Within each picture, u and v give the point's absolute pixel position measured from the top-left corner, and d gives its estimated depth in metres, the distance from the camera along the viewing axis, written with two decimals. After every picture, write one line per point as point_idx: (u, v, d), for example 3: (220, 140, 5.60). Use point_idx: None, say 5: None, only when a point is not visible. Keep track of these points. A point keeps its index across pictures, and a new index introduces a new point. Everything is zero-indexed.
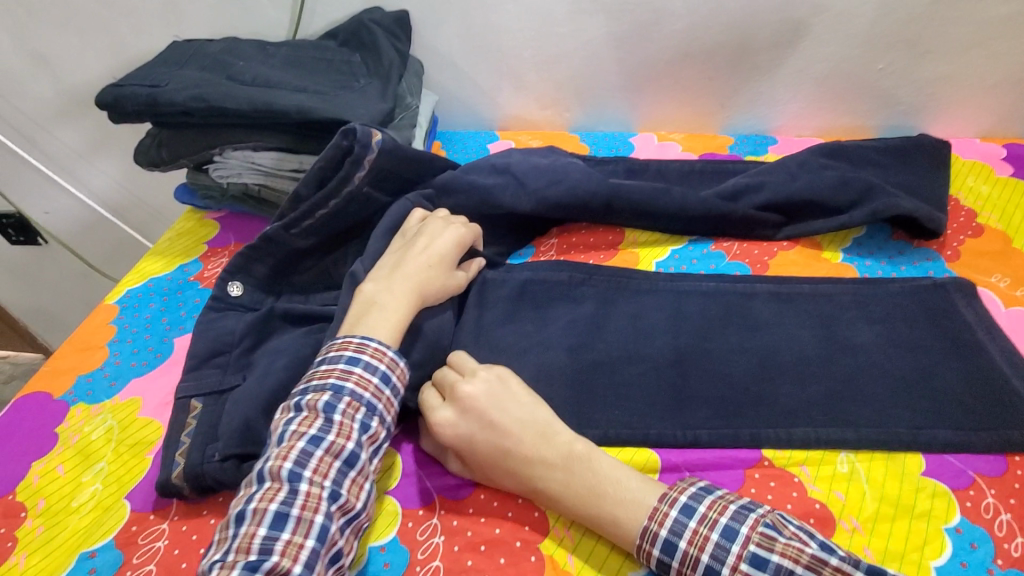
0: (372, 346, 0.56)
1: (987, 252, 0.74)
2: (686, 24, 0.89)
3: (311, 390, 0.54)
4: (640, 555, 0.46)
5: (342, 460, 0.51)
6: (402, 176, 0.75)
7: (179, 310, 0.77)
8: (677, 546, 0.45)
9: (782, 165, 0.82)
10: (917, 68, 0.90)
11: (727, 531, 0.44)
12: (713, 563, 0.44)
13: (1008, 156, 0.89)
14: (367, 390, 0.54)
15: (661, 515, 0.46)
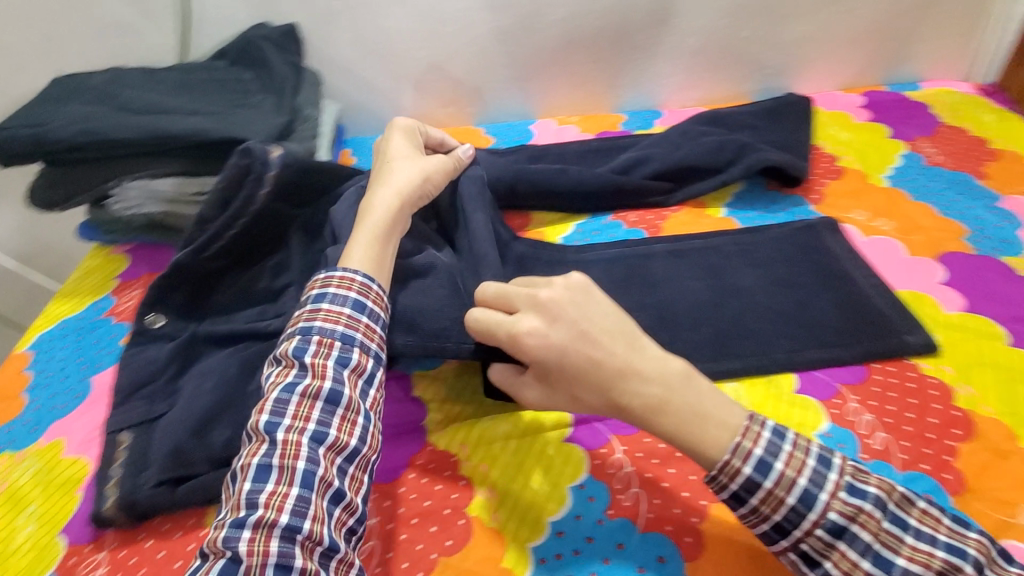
0: (339, 277, 0.58)
1: (847, 191, 0.83)
2: (566, 12, 0.95)
3: (283, 341, 0.56)
4: (725, 469, 0.45)
5: (323, 398, 0.51)
6: (310, 189, 0.76)
7: (96, 347, 0.77)
8: (774, 467, 0.44)
9: (667, 136, 0.89)
10: (777, 33, 0.99)
11: (820, 459, 0.45)
12: (810, 487, 0.44)
13: (864, 104, 1.00)
14: (338, 324, 0.56)
15: (754, 433, 0.46)
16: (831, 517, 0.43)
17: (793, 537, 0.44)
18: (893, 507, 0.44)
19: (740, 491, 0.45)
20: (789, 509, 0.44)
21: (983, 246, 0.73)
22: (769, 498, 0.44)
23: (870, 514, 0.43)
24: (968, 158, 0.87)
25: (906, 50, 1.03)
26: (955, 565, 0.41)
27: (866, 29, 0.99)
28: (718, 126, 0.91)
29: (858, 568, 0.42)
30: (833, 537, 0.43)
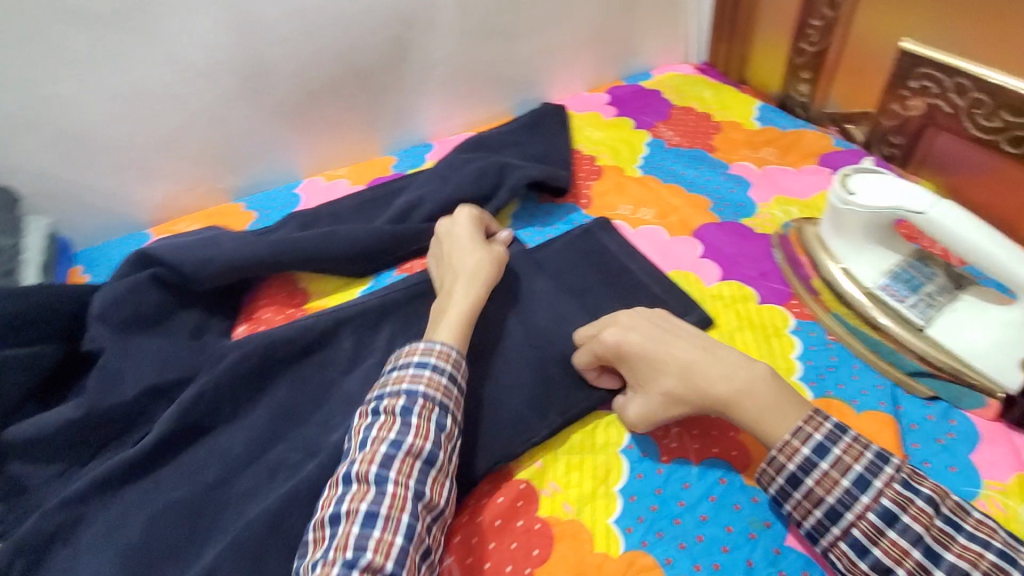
0: (437, 349, 0.54)
1: (610, 189, 0.87)
2: (294, 66, 0.88)
3: (387, 395, 0.52)
4: (784, 448, 0.46)
5: (421, 459, 0.48)
6: (35, 326, 0.64)
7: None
8: (835, 450, 0.45)
9: (434, 172, 0.86)
10: (515, 49, 1.02)
11: (878, 453, 0.45)
12: (865, 473, 0.44)
13: (609, 100, 1.08)
14: (438, 387, 0.52)
15: (816, 421, 0.46)
16: (884, 504, 0.42)
17: (844, 521, 0.44)
18: (945, 507, 0.42)
19: (796, 472, 0.46)
20: (843, 491, 0.44)
21: (725, 214, 0.80)
22: (824, 479, 0.45)
23: (918, 512, 0.42)
24: (699, 134, 0.96)
25: (633, 43, 1.12)
26: (1004, 568, 0.39)
27: (591, 32, 1.07)
28: (482, 151, 0.91)
29: (907, 556, 0.41)
30: (883, 526, 0.42)
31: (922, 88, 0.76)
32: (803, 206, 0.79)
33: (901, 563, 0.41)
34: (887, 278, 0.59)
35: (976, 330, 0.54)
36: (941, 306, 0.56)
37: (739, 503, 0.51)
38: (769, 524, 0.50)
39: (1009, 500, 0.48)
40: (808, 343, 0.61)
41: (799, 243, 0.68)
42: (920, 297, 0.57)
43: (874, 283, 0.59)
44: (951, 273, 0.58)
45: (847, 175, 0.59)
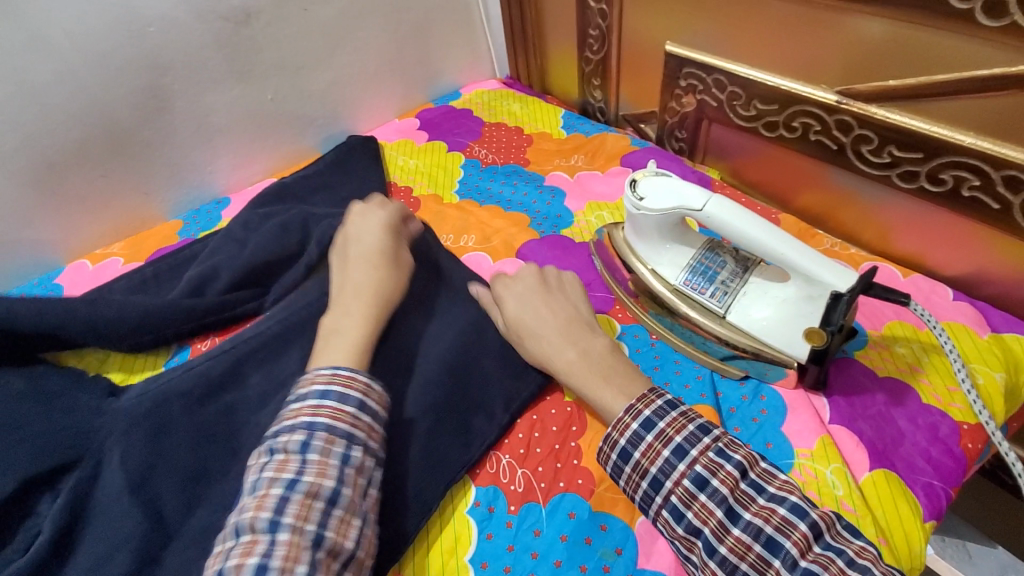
0: (341, 376, 0.49)
1: (429, 221, 0.83)
2: (18, 139, 0.73)
3: (283, 431, 0.46)
4: (617, 425, 0.49)
5: (325, 499, 0.44)
6: None
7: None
8: (660, 423, 0.47)
9: (228, 234, 0.76)
10: (305, 84, 0.94)
11: (700, 425, 0.47)
12: (684, 443, 0.46)
13: (421, 125, 1.04)
14: (344, 417, 0.47)
15: (648, 399, 0.49)
16: (697, 470, 0.45)
17: (664, 490, 0.46)
18: (755, 472, 0.45)
19: (626, 446, 0.48)
20: (663, 461, 0.46)
21: (544, 227, 0.80)
22: (648, 451, 0.47)
23: (727, 476, 0.44)
24: (511, 150, 0.96)
25: (434, 65, 1.09)
26: (793, 522, 0.42)
27: (387, 57, 1.02)
28: (285, 202, 0.82)
29: (713, 518, 0.43)
30: (695, 491, 0.44)
31: (690, 85, 0.82)
32: (613, 208, 0.82)
33: (708, 523, 0.43)
34: (685, 272, 0.61)
35: (761, 309, 0.56)
36: (734, 290, 0.58)
37: (590, 535, 0.49)
38: (620, 551, 0.48)
39: (817, 465, 0.51)
40: (631, 347, 0.63)
41: (613, 248, 0.69)
42: (717, 286, 0.59)
43: (676, 280, 0.61)
44: (738, 257, 0.60)
45: (636, 180, 0.61)
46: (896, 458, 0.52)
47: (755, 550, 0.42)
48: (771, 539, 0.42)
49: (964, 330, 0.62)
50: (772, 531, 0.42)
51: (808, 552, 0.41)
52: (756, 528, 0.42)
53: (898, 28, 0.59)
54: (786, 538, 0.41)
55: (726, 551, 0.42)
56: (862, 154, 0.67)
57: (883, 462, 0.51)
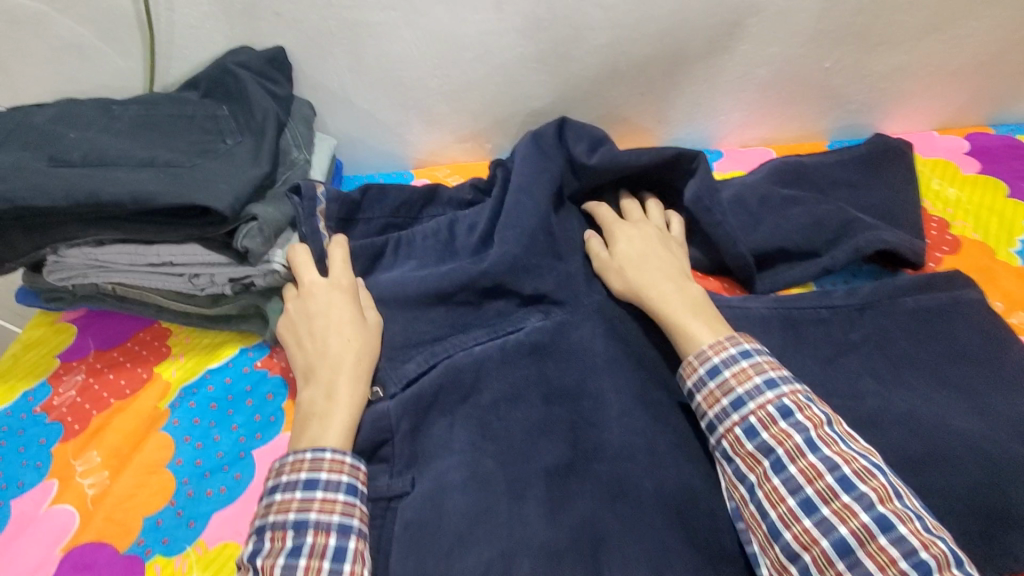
0: (328, 458, 0.52)
1: (972, 271, 0.65)
2: (609, 36, 0.77)
3: (273, 513, 0.50)
4: (715, 344, 0.53)
5: (285, 556, 0.47)
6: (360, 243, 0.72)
7: (249, 415, 0.61)
8: (758, 357, 0.52)
9: (741, 201, 0.70)
10: (869, 61, 0.80)
11: (909, 506, 0.44)
12: (891, 518, 0.43)
13: (971, 150, 0.82)
14: (289, 511, 0.49)
15: (846, 455, 0.46)
16: (906, 539, 0.42)
17: (744, 410, 0.50)
18: (839, 428, 0.48)
19: (812, 496, 0.45)
20: (752, 385, 0.51)
21: None
22: (843, 509, 0.44)
23: (812, 416, 0.48)
24: None
25: (1022, 84, 0.85)
26: (873, 473, 0.45)
27: (983, 56, 0.81)
28: (801, 187, 0.74)
29: (789, 442, 0.47)
30: (777, 416, 0.49)
31: None
32: None
33: (782, 444, 0.48)
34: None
35: None
36: None
37: None
38: None
39: None
40: None
41: None
42: None
43: None
44: None
45: None
46: None
47: (825, 479, 0.45)
48: (846, 477, 0.45)
49: None
50: (883, 508, 0.43)
51: (887, 501, 0.44)
52: (833, 464, 0.46)
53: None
54: (863, 482, 0.45)
55: (794, 472, 0.47)
56: None
57: None
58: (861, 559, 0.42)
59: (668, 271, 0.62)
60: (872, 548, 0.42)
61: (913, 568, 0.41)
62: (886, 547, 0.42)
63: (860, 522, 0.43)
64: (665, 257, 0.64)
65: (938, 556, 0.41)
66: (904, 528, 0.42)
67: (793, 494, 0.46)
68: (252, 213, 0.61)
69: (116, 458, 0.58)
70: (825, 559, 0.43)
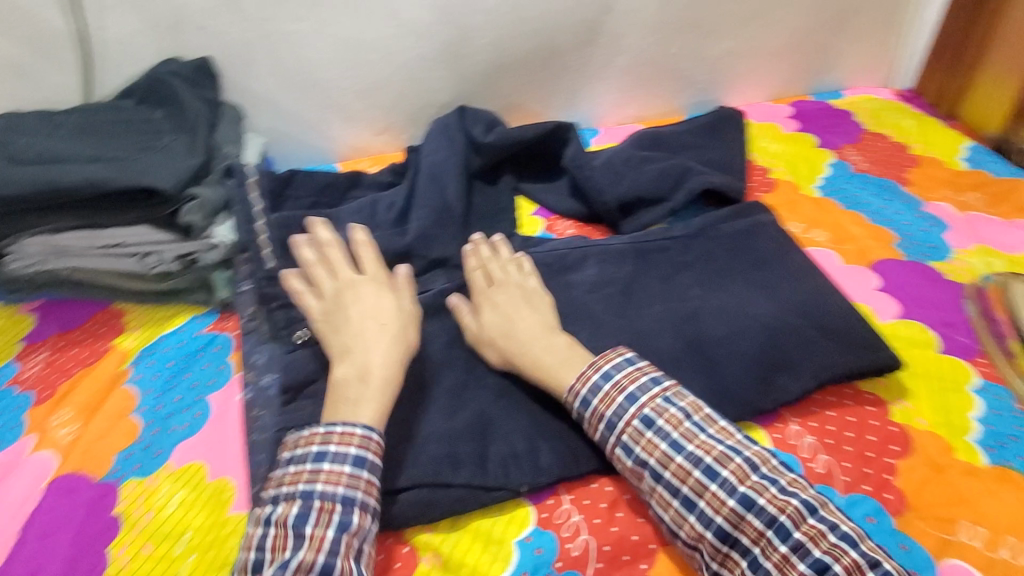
0: (375, 442, 0.56)
1: (781, 204, 0.83)
2: (492, 36, 0.92)
3: (320, 485, 0.53)
4: (580, 378, 0.59)
5: (337, 529, 0.51)
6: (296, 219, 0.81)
7: (200, 368, 0.71)
8: (617, 376, 0.58)
9: (608, 164, 0.86)
10: (704, 47, 0.99)
11: (764, 476, 0.52)
12: (750, 494, 0.51)
13: (792, 113, 1.02)
14: (339, 485, 0.53)
15: (705, 445, 0.54)
16: (767, 507, 0.50)
17: (617, 430, 0.57)
18: (698, 418, 0.56)
19: (689, 493, 0.53)
20: (618, 407, 0.57)
21: (911, 252, 0.74)
22: (715, 498, 0.52)
23: (671, 417, 0.56)
24: (890, 165, 0.89)
25: (829, 58, 1.06)
26: (729, 457, 0.53)
27: (791, 39, 1.02)
28: (658, 150, 0.91)
29: (657, 451, 0.55)
30: (643, 429, 0.55)
31: None
32: (1009, 260, 0.72)
33: (652, 455, 0.55)
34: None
35: None
36: None
37: (905, 543, 0.52)
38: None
39: None
40: (990, 407, 0.60)
41: (1001, 300, 0.68)
42: None
43: None
44: None
45: None
46: None
47: (693, 476, 0.53)
48: (710, 468, 0.53)
49: None
50: (744, 487, 0.51)
51: (744, 479, 0.52)
52: (697, 458, 0.53)
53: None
54: (722, 468, 0.53)
55: (670, 476, 0.54)
56: None
57: None
58: (738, 539, 0.51)
59: (534, 330, 0.64)
60: (744, 525, 0.50)
61: (776, 533, 0.49)
62: (752, 522, 0.50)
63: (728, 508, 0.51)
64: (524, 312, 0.66)
65: (791, 515, 0.50)
66: (761, 500, 0.51)
67: (674, 496, 0.53)
68: (192, 193, 0.74)
69: (86, 410, 0.68)
70: (711, 544, 0.51)
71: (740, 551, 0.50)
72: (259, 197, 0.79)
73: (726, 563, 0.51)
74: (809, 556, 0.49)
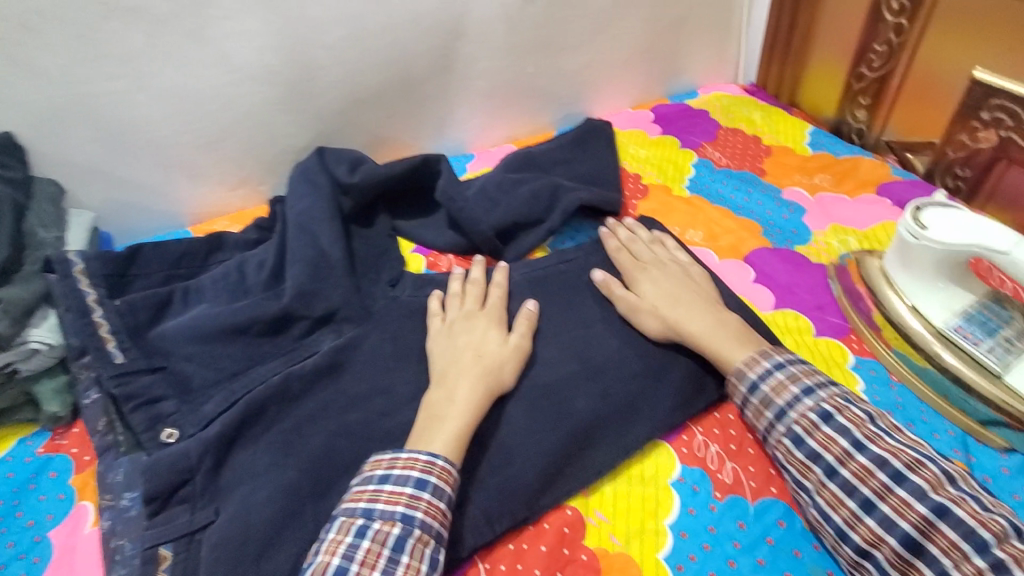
0: (439, 465, 0.51)
1: (656, 209, 0.85)
2: (341, 72, 0.87)
3: (377, 516, 0.48)
4: (749, 361, 0.57)
5: (390, 548, 0.46)
6: (146, 301, 0.71)
7: (34, 500, 0.61)
8: (789, 366, 0.56)
9: (482, 192, 0.84)
10: (561, 62, 1.01)
11: (937, 469, 0.48)
12: (919, 483, 0.48)
13: (655, 118, 1.06)
14: (398, 505, 0.49)
15: (866, 433, 0.51)
16: (943, 504, 0.46)
17: (787, 420, 0.54)
18: (881, 423, 0.53)
19: (864, 493, 0.49)
20: (791, 395, 0.55)
21: (777, 240, 0.78)
22: (881, 494, 0.49)
23: (854, 415, 0.53)
24: (747, 158, 0.94)
25: (678, 60, 1.10)
26: (921, 462, 0.49)
27: (641, 47, 1.06)
28: (531, 170, 0.90)
29: (834, 446, 0.51)
30: (820, 422, 0.53)
31: (994, 120, 0.77)
32: (862, 237, 0.77)
33: (828, 450, 0.52)
34: (966, 320, 0.60)
35: None
36: (1015, 351, 0.58)
37: (799, 549, 0.52)
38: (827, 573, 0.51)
39: None
40: (870, 381, 0.60)
41: (859, 277, 0.69)
42: (996, 341, 0.59)
43: (945, 324, 0.61)
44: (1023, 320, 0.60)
45: (917, 209, 0.61)
46: None
47: (878, 477, 0.49)
48: (896, 471, 0.49)
49: None
50: (905, 475, 0.48)
51: (914, 469, 0.48)
52: (869, 453, 0.50)
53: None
54: (912, 472, 0.48)
55: (843, 474, 0.51)
56: None
57: None
58: (927, 548, 0.46)
59: (699, 304, 0.63)
60: (922, 528, 0.46)
61: (958, 531, 0.45)
62: (947, 532, 0.45)
63: (918, 513, 0.47)
64: (683, 299, 0.64)
65: (968, 510, 0.45)
66: (959, 509, 0.46)
67: (848, 496, 0.50)
68: None
69: None
70: (895, 553, 0.47)
71: (922, 557, 0.46)
72: (90, 284, 0.70)
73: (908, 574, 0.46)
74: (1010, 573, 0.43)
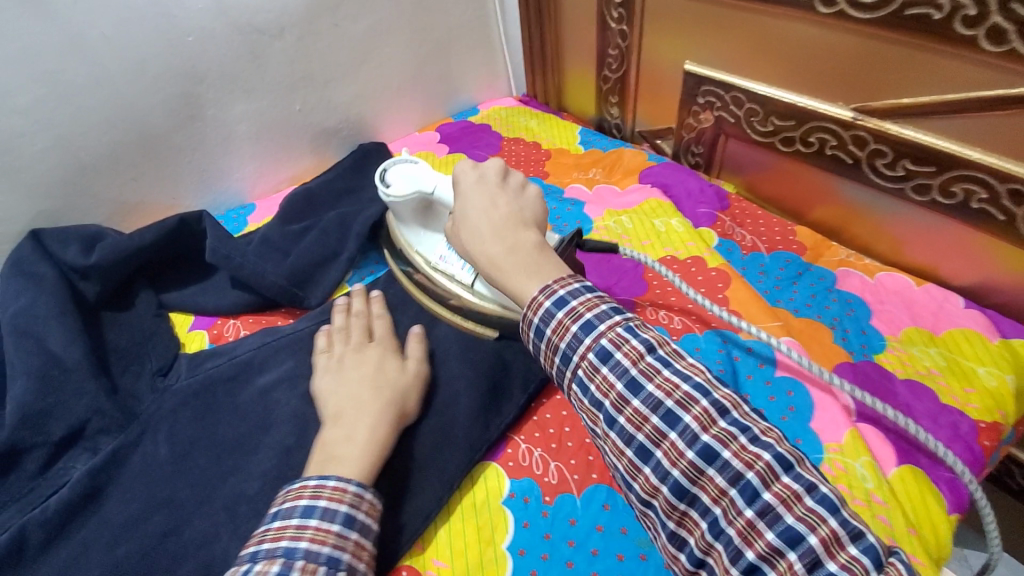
0: (330, 487, 0.47)
1: None
2: (49, 138, 0.77)
3: (277, 515, 0.46)
4: (532, 305, 0.45)
5: None
6: None
7: None
8: (571, 301, 0.44)
9: (266, 241, 0.77)
10: (329, 96, 0.99)
11: (734, 420, 0.38)
12: (712, 444, 0.37)
13: (441, 138, 1.08)
14: (283, 536, 0.44)
15: (666, 384, 0.40)
16: (729, 459, 0.37)
17: (572, 366, 0.43)
18: (664, 352, 0.42)
19: (645, 443, 0.39)
20: (571, 338, 0.43)
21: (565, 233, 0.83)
22: (670, 449, 0.38)
23: (632, 349, 0.41)
24: (531, 162, 1.00)
25: (454, 81, 1.13)
26: (694, 397, 0.39)
27: (413, 72, 1.07)
28: (316, 211, 0.86)
29: (614, 391, 0.41)
30: (598, 364, 0.41)
31: (708, 102, 0.83)
32: (631, 215, 0.84)
33: (608, 397, 0.41)
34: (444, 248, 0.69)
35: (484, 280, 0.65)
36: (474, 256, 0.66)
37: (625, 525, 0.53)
38: None
39: (847, 459, 0.54)
40: None
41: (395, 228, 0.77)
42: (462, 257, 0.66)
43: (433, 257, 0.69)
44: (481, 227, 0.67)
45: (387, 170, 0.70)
46: (920, 453, 0.55)
47: (651, 422, 0.39)
48: (670, 412, 0.39)
49: (974, 338, 0.63)
50: (707, 436, 0.37)
51: (710, 425, 0.38)
52: (658, 401, 0.39)
53: (864, 39, 0.63)
54: (686, 411, 0.39)
55: (625, 423, 0.40)
56: (876, 169, 0.68)
57: (909, 458, 0.55)
58: (698, 497, 0.37)
59: (500, 223, 0.51)
60: (703, 480, 0.37)
61: (740, 492, 0.36)
62: (715, 478, 0.37)
63: (688, 460, 0.38)
64: (484, 213, 0.52)
65: (759, 470, 0.36)
66: (726, 451, 0.37)
67: (628, 445, 0.40)
68: None
69: None
70: (667, 503, 0.39)
71: (699, 511, 0.37)
72: None
73: (684, 522, 0.38)
74: (780, 521, 0.35)
